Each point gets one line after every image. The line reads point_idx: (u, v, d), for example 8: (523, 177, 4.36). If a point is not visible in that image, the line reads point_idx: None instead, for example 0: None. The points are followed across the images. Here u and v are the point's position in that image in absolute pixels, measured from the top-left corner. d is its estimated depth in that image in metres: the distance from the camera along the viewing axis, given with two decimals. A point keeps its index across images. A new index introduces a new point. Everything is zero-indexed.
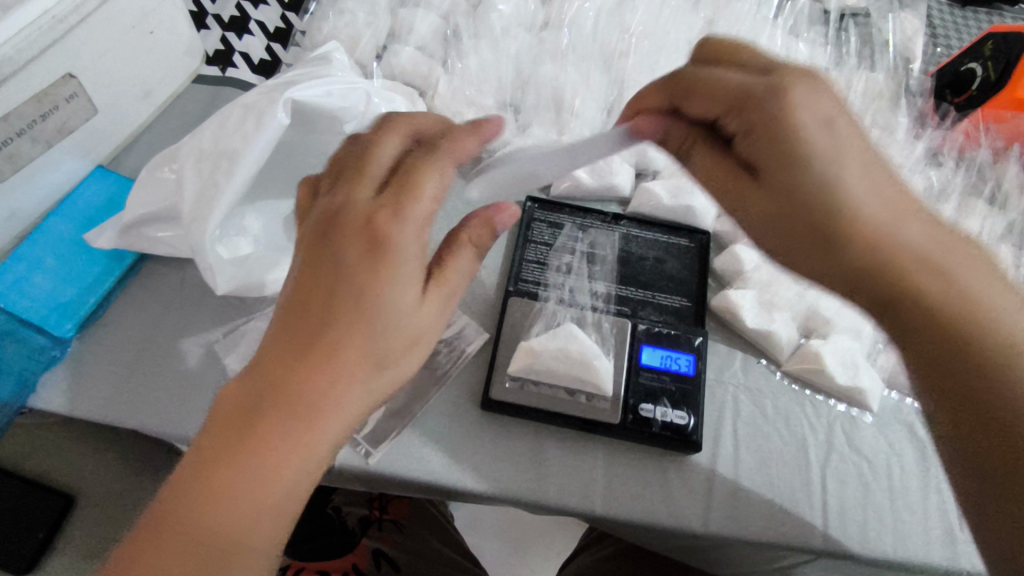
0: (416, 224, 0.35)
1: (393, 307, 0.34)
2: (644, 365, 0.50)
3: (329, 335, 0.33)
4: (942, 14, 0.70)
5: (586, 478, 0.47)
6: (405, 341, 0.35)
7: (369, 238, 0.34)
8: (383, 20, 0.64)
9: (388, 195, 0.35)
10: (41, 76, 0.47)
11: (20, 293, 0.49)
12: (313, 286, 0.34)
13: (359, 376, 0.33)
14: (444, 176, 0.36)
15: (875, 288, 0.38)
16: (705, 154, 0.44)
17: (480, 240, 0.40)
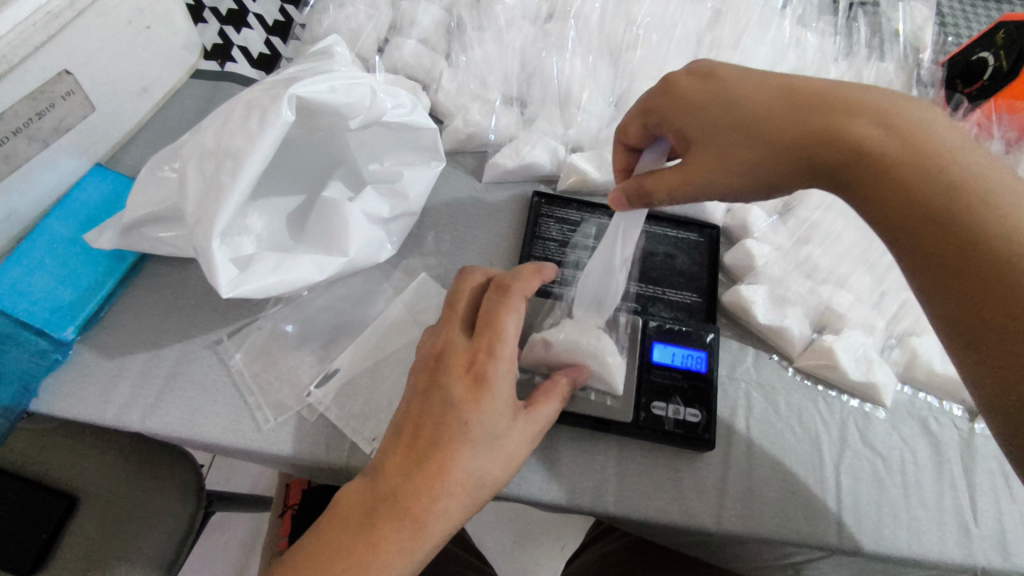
0: (508, 374, 0.38)
1: (495, 432, 0.37)
2: (655, 362, 0.49)
3: (441, 450, 0.36)
4: (952, 3, 0.69)
5: (599, 478, 0.46)
6: (505, 462, 0.37)
7: (471, 375, 0.38)
8: (384, 13, 0.63)
9: (482, 338, 0.39)
10: (36, 73, 0.46)
11: (18, 295, 0.48)
12: (423, 415, 0.37)
13: (464, 494, 0.36)
14: (520, 318, 0.40)
15: (905, 200, 0.34)
16: (659, 181, 0.40)
17: (562, 393, 0.42)
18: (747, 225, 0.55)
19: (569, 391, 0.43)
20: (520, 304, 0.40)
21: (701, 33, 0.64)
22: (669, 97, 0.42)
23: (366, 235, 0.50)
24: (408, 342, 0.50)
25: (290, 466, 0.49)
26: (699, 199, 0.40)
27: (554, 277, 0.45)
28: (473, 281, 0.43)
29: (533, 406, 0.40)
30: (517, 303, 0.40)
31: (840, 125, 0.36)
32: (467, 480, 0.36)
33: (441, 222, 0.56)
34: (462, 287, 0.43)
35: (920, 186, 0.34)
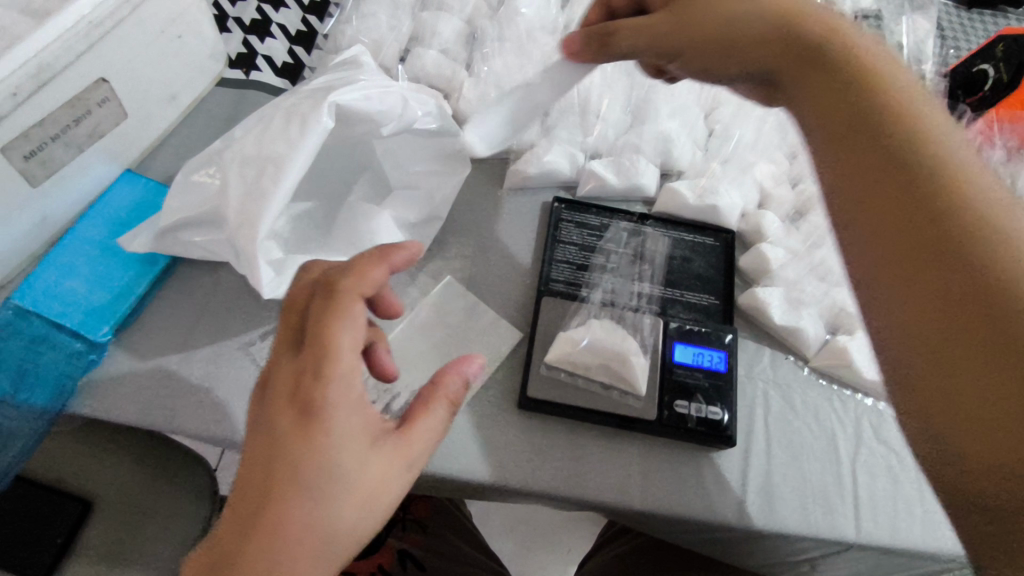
0: (354, 395, 0.34)
1: (334, 470, 0.33)
2: (677, 362, 0.51)
3: (275, 501, 0.32)
4: (951, 16, 0.71)
5: (624, 475, 0.48)
6: (360, 502, 0.33)
7: (296, 406, 0.33)
8: (406, 24, 0.64)
9: (309, 357, 0.34)
10: (76, 82, 0.47)
11: (53, 298, 0.49)
12: (262, 457, 0.33)
13: (315, 545, 0.32)
14: (354, 332, 0.35)
15: (864, 148, 0.36)
16: (627, 26, 0.47)
17: (448, 400, 0.38)
18: (761, 229, 0.57)
19: (456, 393, 0.39)
20: (354, 308, 0.35)
21: None
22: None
23: (394, 239, 0.52)
24: (435, 344, 0.52)
25: None
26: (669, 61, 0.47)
27: (420, 253, 0.41)
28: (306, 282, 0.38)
29: (406, 426, 0.36)
30: (354, 306, 0.35)
31: (846, 66, 0.38)
32: (316, 528, 0.32)
33: (464, 226, 0.57)
34: (296, 299, 0.37)
35: (920, 138, 0.34)
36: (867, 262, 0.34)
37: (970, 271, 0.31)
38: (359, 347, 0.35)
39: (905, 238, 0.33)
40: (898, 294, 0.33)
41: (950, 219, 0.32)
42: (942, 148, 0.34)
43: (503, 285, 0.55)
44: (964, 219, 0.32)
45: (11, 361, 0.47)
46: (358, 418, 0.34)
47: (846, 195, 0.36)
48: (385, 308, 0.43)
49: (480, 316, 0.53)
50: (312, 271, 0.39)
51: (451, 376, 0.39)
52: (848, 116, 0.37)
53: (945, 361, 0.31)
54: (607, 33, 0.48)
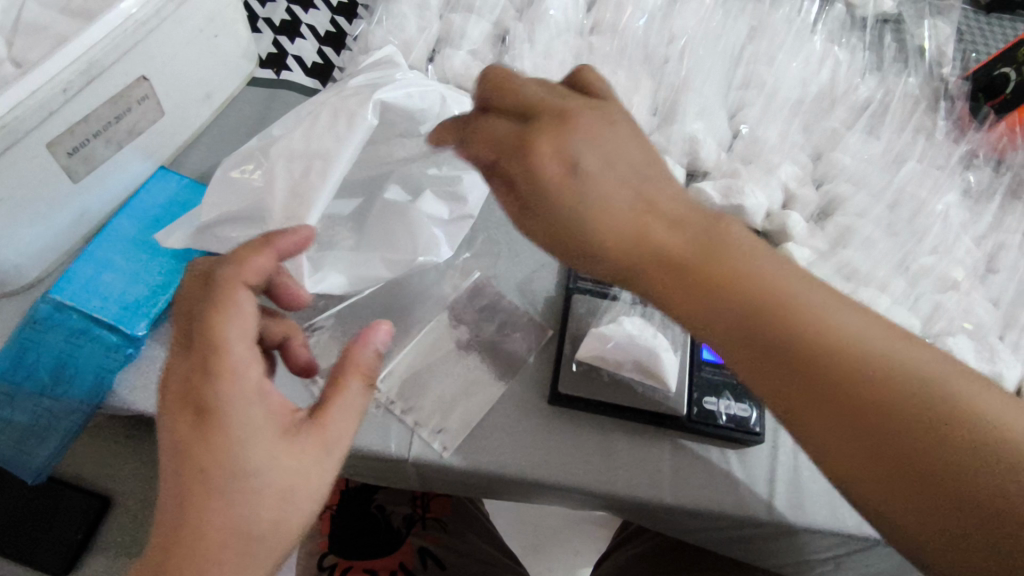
0: (252, 389, 0.35)
1: (241, 467, 0.34)
2: (705, 359, 0.51)
3: (189, 508, 0.33)
4: (971, 21, 0.72)
5: (654, 470, 0.48)
6: (282, 495, 0.35)
7: (191, 410, 0.34)
8: (434, 25, 0.65)
9: (198, 357, 0.35)
10: (119, 79, 0.48)
11: (91, 292, 0.50)
12: (173, 464, 0.34)
13: (240, 540, 0.33)
14: (244, 326, 0.36)
15: (721, 311, 0.36)
16: (504, 192, 0.43)
17: (363, 380, 0.39)
18: (786, 230, 0.57)
19: (371, 367, 0.40)
20: (238, 303, 0.36)
21: (740, 47, 0.67)
22: (580, 101, 0.41)
23: (428, 236, 0.52)
24: (466, 340, 0.53)
25: (351, 459, 0.51)
26: (537, 246, 0.42)
27: (313, 231, 0.42)
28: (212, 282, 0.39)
29: (318, 414, 0.38)
30: (235, 297, 0.36)
31: (741, 278, 0.36)
32: (239, 524, 0.34)
33: (492, 225, 0.58)
34: (185, 299, 0.38)
35: (849, 375, 0.33)
36: (865, 484, 0.33)
37: (975, 510, 0.30)
38: (249, 336, 0.36)
39: (898, 477, 0.32)
40: (836, 459, 0.33)
41: (916, 442, 0.32)
42: (867, 359, 0.33)
43: (531, 282, 0.56)
44: (955, 457, 0.31)
45: (50, 355, 0.48)
46: (258, 409, 0.35)
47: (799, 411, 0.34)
48: (288, 300, 0.45)
49: (510, 313, 0.54)
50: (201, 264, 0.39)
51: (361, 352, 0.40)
52: (686, 265, 0.37)
53: (912, 502, 0.32)
54: (488, 184, 0.42)
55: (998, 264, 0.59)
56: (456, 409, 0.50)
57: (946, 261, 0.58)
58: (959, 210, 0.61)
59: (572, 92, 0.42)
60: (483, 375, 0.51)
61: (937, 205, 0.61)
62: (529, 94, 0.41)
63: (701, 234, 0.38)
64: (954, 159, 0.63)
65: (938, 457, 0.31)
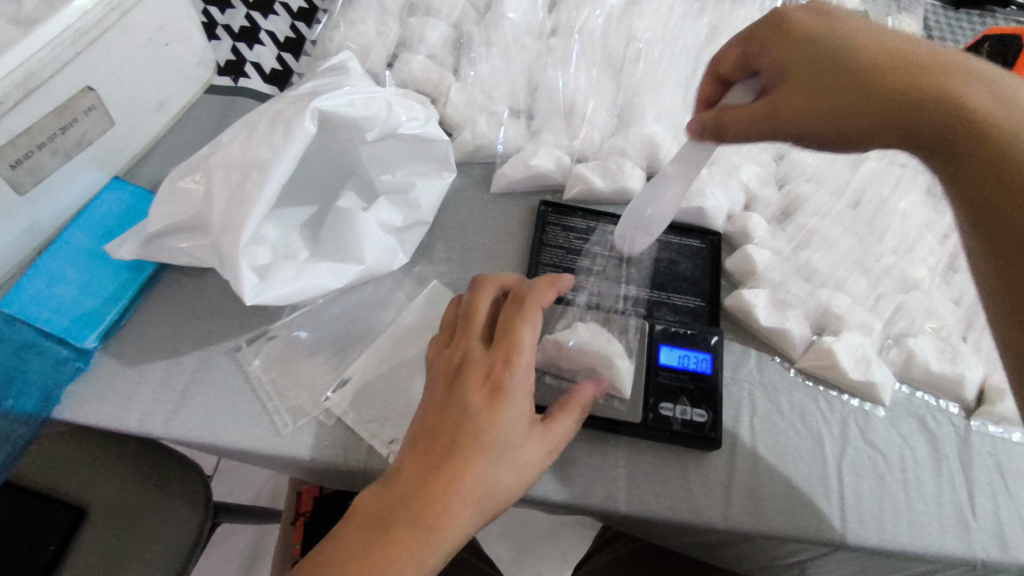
0: (528, 381, 0.40)
1: (511, 440, 0.38)
2: (662, 364, 0.51)
3: (461, 460, 0.37)
4: (938, 16, 0.72)
5: (609, 478, 0.48)
6: (519, 472, 0.39)
7: (488, 386, 0.39)
8: (393, 29, 0.65)
9: (500, 350, 0.40)
10: (62, 89, 0.47)
11: (42, 305, 0.49)
12: (439, 427, 0.38)
13: (476, 502, 0.37)
14: (534, 333, 0.41)
15: (968, 164, 0.36)
16: (733, 112, 0.43)
17: (577, 407, 0.44)
18: (748, 231, 0.57)
19: (586, 404, 0.44)
20: (536, 316, 0.42)
21: (701, 47, 0.67)
22: (788, 31, 0.43)
23: (380, 244, 0.52)
24: (422, 347, 0.52)
25: (306, 470, 0.51)
26: (787, 133, 0.42)
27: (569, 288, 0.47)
28: (487, 294, 0.45)
29: (547, 421, 0.42)
30: (535, 313, 0.41)
31: (932, 78, 0.37)
32: (483, 487, 0.37)
33: (450, 231, 0.57)
34: (478, 307, 0.44)
35: (970, 109, 0.36)
36: (978, 253, 0.35)
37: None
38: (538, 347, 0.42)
39: (1012, 293, 0.33)
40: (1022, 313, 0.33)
41: None
42: (1018, 122, 0.34)
43: None
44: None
45: None
46: (522, 407, 0.39)
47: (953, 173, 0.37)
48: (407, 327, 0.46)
49: None
50: (490, 282, 0.46)
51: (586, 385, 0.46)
52: (921, 128, 0.37)
53: None
54: (715, 122, 0.44)
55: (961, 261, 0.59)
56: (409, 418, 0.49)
57: (905, 261, 0.58)
58: (922, 208, 0.62)
59: (785, 29, 0.44)
60: None
61: (899, 204, 0.62)
62: (749, 51, 0.46)
63: (893, 61, 0.39)
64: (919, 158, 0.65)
65: None
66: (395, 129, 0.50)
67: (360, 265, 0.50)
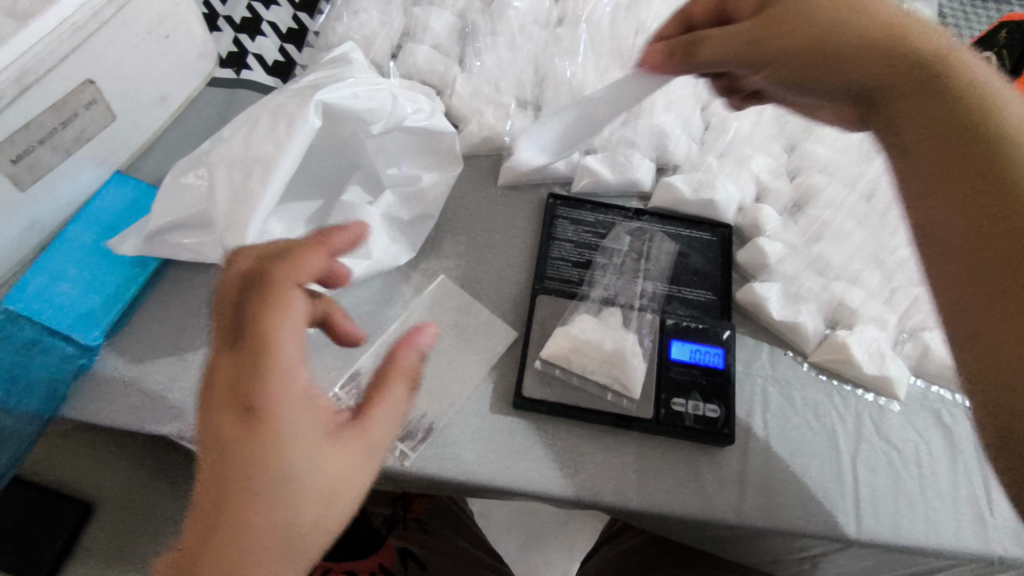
0: (299, 388, 0.31)
1: (283, 472, 0.30)
2: (674, 359, 0.50)
3: (250, 501, 0.29)
4: (952, 3, 0.70)
5: (621, 475, 0.47)
6: (342, 496, 0.31)
7: (248, 406, 0.30)
8: (396, 20, 0.64)
9: (249, 352, 0.30)
10: (61, 84, 0.46)
11: (46, 303, 0.49)
12: (224, 465, 0.29)
13: (288, 548, 0.30)
14: (298, 320, 0.32)
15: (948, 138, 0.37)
16: None
17: (410, 382, 0.35)
18: (759, 223, 0.56)
19: (417, 370, 0.35)
20: (295, 303, 0.32)
21: None
22: None
23: (385, 240, 0.53)
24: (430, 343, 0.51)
25: None
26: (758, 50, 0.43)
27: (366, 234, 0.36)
28: (236, 270, 0.33)
29: (361, 413, 0.33)
30: (297, 297, 0.31)
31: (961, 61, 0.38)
32: (281, 531, 0.30)
33: (457, 225, 0.57)
34: (225, 288, 0.33)
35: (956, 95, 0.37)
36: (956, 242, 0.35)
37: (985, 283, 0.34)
38: (301, 335, 0.32)
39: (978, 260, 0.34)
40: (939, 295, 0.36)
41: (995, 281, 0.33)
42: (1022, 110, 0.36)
43: (498, 283, 0.54)
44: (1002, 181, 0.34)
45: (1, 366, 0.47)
46: (302, 415, 0.31)
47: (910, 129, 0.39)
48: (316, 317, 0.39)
49: (472, 315, 0.53)
50: (245, 252, 0.34)
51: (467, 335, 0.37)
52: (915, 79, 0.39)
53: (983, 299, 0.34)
54: None
55: None
56: (418, 414, 0.48)
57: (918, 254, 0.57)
58: None
59: None
60: (447, 377, 0.50)
61: None
62: None
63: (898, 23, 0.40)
64: None
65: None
66: (400, 120, 0.50)
67: (370, 258, 0.51)
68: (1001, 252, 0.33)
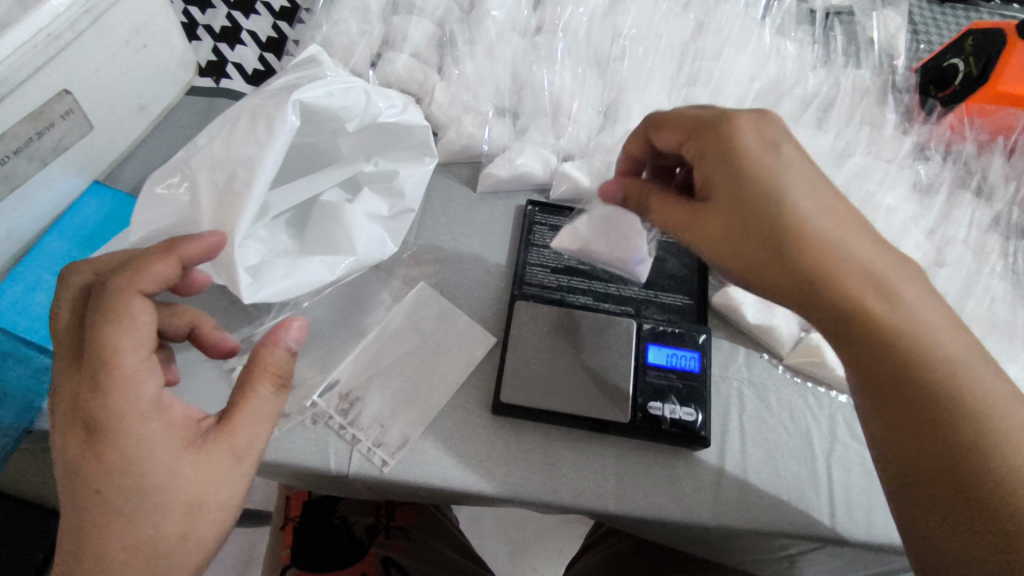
0: (148, 402, 0.35)
1: (141, 485, 0.34)
2: (651, 363, 0.51)
3: (139, 518, 0.34)
4: (923, 10, 0.71)
5: (598, 479, 0.48)
6: (188, 512, 0.35)
7: (84, 427, 0.34)
8: (376, 28, 0.64)
9: (88, 369, 0.34)
10: (36, 94, 0.46)
11: (19, 313, 0.48)
12: (73, 476, 0.34)
13: (146, 559, 0.34)
14: (145, 330, 0.35)
15: (924, 416, 0.36)
16: None
17: (272, 379, 0.39)
18: None
19: (280, 367, 0.39)
20: (132, 310, 0.35)
21: (685, 44, 0.67)
22: None
23: (369, 234, 0.51)
24: (408, 350, 0.52)
25: (293, 474, 0.50)
26: (698, 239, 0.43)
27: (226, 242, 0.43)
28: (72, 288, 0.38)
29: (225, 422, 0.37)
30: (129, 306, 0.35)
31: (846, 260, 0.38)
32: (145, 544, 0.34)
33: (436, 232, 0.57)
34: (65, 301, 0.38)
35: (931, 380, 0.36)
36: (921, 486, 0.35)
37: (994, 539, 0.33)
38: (144, 348, 0.35)
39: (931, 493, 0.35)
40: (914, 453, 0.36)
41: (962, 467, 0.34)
42: (1001, 393, 0.36)
43: (476, 290, 0.55)
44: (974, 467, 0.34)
45: None
46: (158, 425, 0.35)
47: (885, 428, 0.37)
48: (187, 285, 0.46)
49: (450, 322, 0.53)
50: (81, 270, 0.39)
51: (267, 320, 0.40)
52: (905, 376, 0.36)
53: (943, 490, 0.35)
54: None
55: (946, 257, 0.57)
56: (397, 421, 0.48)
57: None
58: (907, 204, 0.59)
59: None
60: (426, 383, 0.50)
61: (885, 199, 0.59)
62: None
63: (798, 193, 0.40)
64: (903, 152, 0.62)
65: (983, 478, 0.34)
66: (374, 119, 0.51)
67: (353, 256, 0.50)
68: (976, 490, 0.34)
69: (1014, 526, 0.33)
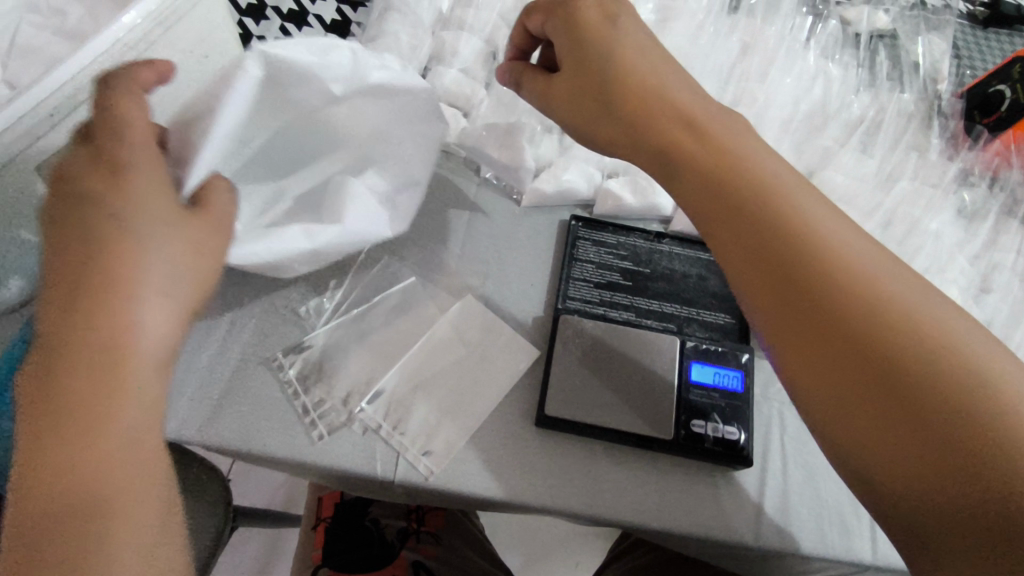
0: (146, 173, 0.38)
1: (150, 242, 0.36)
2: (694, 382, 0.51)
3: (145, 262, 0.35)
4: (966, 36, 0.72)
5: (639, 495, 0.48)
6: (191, 281, 0.38)
7: (104, 162, 0.37)
8: (425, 44, 0.66)
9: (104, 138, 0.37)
10: None
11: None
12: (82, 253, 0.34)
13: (161, 331, 0.35)
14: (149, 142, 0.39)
15: (843, 344, 0.33)
16: None
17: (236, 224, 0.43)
18: None
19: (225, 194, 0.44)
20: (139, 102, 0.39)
21: (730, 65, 0.67)
22: None
23: (362, 211, 0.52)
24: (454, 360, 0.53)
25: (338, 478, 0.51)
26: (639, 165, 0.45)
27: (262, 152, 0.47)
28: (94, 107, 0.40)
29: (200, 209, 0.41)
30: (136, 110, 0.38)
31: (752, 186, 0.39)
32: (149, 312, 0.35)
33: (481, 245, 0.58)
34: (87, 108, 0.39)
35: (846, 296, 0.34)
36: (858, 427, 0.32)
37: (973, 459, 0.28)
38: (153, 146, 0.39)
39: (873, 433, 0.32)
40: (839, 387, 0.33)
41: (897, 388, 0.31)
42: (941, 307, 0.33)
43: (519, 302, 0.56)
44: (940, 378, 0.30)
45: None
46: (159, 203, 0.38)
47: (815, 365, 0.34)
48: None
49: (496, 334, 0.54)
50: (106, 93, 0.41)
51: (203, 231, 0.40)
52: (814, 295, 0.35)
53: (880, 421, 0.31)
54: None
55: (993, 285, 0.57)
56: (443, 431, 0.49)
57: (937, 282, 0.56)
58: (952, 229, 0.59)
59: None
60: (472, 394, 0.51)
61: (931, 225, 0.59)
62: None
63: (705, 142, 0.41)
64: (948, 177, 0.62)
65: (917, 393, 0.30)
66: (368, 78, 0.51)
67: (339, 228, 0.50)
68: (922, 407, 0.30)
69: (965, 437, 0.29)
